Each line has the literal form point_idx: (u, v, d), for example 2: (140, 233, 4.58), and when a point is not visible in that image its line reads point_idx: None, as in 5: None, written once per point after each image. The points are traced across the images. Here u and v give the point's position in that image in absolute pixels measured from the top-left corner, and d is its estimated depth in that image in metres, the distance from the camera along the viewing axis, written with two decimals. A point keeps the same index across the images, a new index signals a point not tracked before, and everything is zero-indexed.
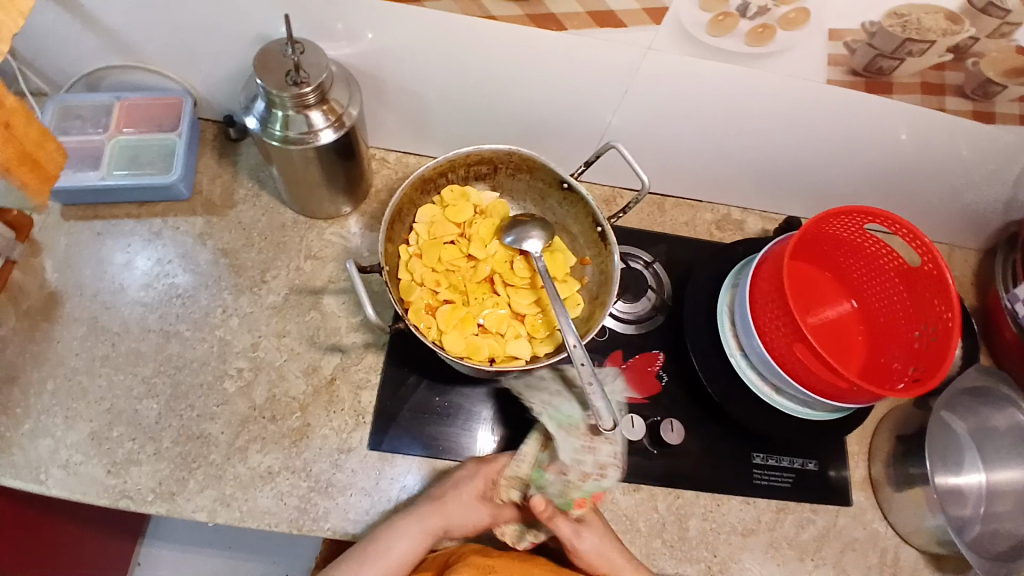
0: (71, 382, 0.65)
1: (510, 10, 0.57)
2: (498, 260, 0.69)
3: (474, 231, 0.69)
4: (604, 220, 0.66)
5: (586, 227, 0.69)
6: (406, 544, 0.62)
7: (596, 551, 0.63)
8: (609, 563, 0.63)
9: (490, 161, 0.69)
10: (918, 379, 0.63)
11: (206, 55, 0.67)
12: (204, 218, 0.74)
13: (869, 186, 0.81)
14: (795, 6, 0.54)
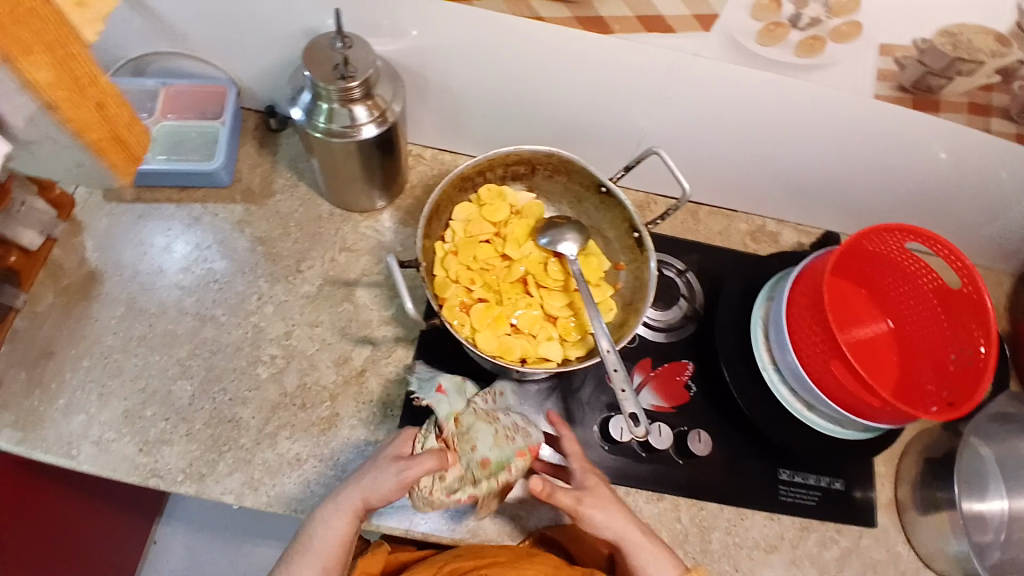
0: (107, 360, 0.67)
1: (558, 11, 0.58)
2: (533, 261, 0.70)
3: (510, 231, 0.70)
4: (642, 226, 0.66)
5: (622, 232, 0.71)
6: (340, 525, 0.57)
7: (594, 518, 0.60)
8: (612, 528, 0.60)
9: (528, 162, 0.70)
10: (951, 405, 0.63)
11: (253, 44, 0.68)
12: (243, 206, 0.75)
13: (907, 205, 0.80)
14: (847, 19, 0.54)
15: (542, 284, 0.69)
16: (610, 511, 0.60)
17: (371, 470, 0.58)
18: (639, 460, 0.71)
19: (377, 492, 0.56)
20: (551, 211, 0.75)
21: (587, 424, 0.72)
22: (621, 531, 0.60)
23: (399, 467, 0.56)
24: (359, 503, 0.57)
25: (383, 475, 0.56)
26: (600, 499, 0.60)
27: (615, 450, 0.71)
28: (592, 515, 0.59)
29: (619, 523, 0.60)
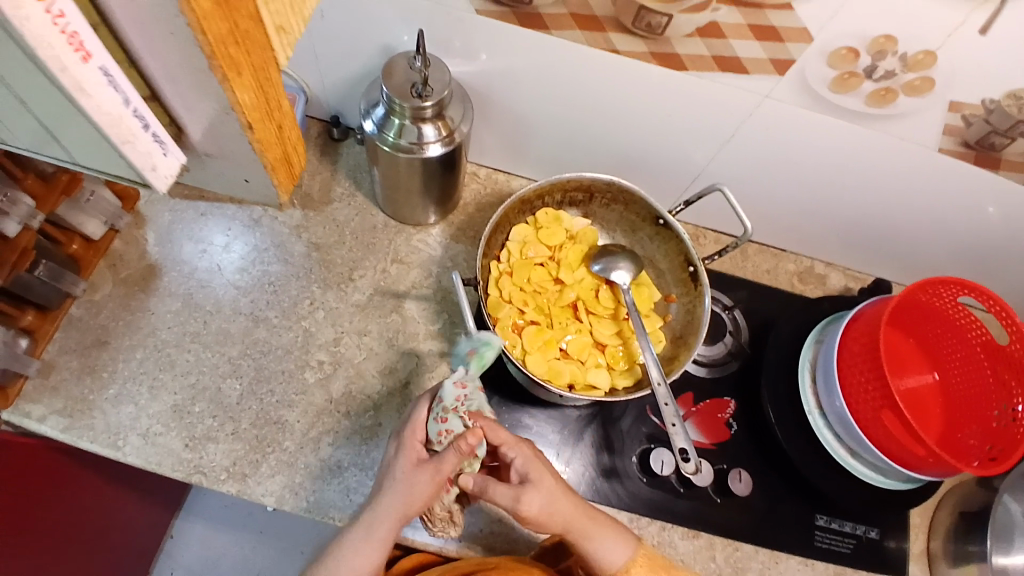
0: (160, 353, 0.68)
1: (635, 46, 0.58)
2: (585, 288, 0.72)
3: (565, 257, 0.72)
4: (698, 260, 0.68)
5: (676, 265, 0.72)
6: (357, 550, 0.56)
7: (544, 508, 0.57)
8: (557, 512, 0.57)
9: (586, 189, 0.72)
10: (997, 459, 0.62)
11: (328, 56, 0.70)
12: (301, 212, 0.76)
13: (957, 259, 0.80)
14: (921, 74, 0.54)
15: (593, 313, 0.71)
16: (557, 492, 0.58)
17: (396, 487, 0.55)
18: (677, 496, 0.71)
19: (410, 505, 0.55)
20: (604, 238, 0.77)
21: (626, 454, 0.72)
22: (569, 515, 0.58)
23: (428, 476, 0.55)
24: (391, 526, 0.55)
25: (416, 486, 0.55)
26: (545, 477, 0.58)
27: (654, 484, 0.71)
28: (536, 495, 0.57)
29: (556, 503, 0.58)
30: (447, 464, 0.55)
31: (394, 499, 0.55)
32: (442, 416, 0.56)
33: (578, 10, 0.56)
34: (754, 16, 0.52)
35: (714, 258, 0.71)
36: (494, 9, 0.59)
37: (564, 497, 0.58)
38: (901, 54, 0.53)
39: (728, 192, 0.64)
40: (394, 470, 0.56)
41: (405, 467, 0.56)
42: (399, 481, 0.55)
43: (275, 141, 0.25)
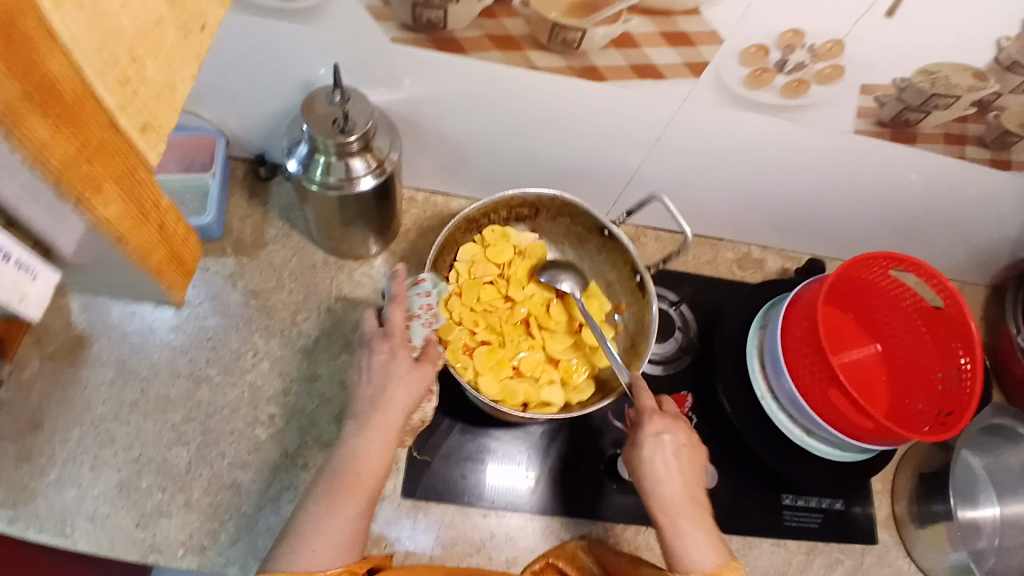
0: (98, 430, 0.65)
1: (554, 61, 0.58)
2: (537, 305, 0.72)
3: (515, 272, 0.72)
4: (644, 270, 0.69)
5: (624, 275, 0.73)
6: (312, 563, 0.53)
7: (666, 470, 0.56)
8: (671, 479, 0.56)
9: (532, 204, 0.71)
10: (945, 423, 0.65)
11: (243, 98, 0.67)
12: (235, 258, 0.73)
13: (886, 230, 0.84)
14: (831, 62, 0.56)
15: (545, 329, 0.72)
16: (678, 468, 0.56)
17: (398, 383, 0.57)
18: None
19: (413, 395, 0.58)
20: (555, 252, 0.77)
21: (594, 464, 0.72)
22: (674, 495, 0.55)
23: (428, 365, 0.60)
24: (398, 419, 0.57)
25: (417, 378, 0.58)
26: (682, 455, 0.57)
27: (624, 488, 0.72)
28: (662, 456, 0.56)
29: (673, 473, 0.56)
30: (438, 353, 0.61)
31: (397, 394, 0.57)
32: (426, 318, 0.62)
33: (494, 31, 0.56)
34: (665, 24, 0.53)
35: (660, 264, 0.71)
36: (409, 37, 0.57)
37: (682, 476, 0.56)
38: (810, 47, 0.54)
39: (665, 199, 0.65)
40: (386, 372, 0.58)
41: (402, 366, 0.58)
42: (399, 377, 0.58)
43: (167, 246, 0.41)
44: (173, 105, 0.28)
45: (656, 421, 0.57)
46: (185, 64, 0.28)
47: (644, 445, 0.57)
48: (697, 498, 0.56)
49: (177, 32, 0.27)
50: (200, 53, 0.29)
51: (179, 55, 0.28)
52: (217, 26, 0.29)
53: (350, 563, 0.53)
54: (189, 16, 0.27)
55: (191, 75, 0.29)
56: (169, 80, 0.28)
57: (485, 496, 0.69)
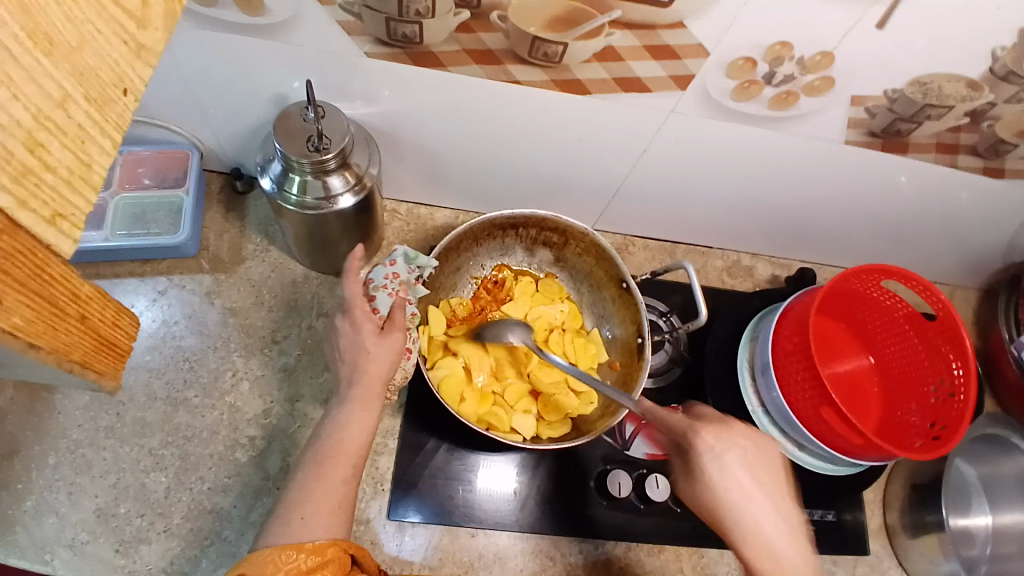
0: (74, 456, 0.64)
1: (536, 75, 0.56)
2: (537, 330, 0.74)
3: (518, 290, 0.75)
4: (647, 333, 0.69)
5: (629, 331, 0.73)
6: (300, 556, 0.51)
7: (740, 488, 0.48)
8: (744, 496, 0.48)
9: (563, 232, 0.72)
10: (937, 437, 0.64)
11: (217, 111, 0.65)
12: (212, 276, 0.73)
13: (875, 237, 0.82)
14: (820, 75, 0.54)
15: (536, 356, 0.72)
16: (754, 485, 0.49)
17: (371, 357, 0.56)
18: (637, 513, 0.71)
19: (388, 368, 0.56)
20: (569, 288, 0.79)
21: (583, 480, 0.71)
22: (763, 520, 0.48)
23: (397, 334, 0.57)
24: (377, 391, 0.56)
25: (390, 349, 0.57)
26: (754, 469, 0.49)
27: (613, 505, 0.71)
28: (733, 475, 0.49)
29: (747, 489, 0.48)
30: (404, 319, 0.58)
31: (372, 367, 0.56)
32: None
33: (472, 45, 0.54)
34: (648, 37, 0.51)
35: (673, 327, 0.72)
36: (384, 51, 0.55)
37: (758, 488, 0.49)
38: (798, 58, 0.52)
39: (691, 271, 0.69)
40: (356, 346, 0.56)
41: (370, 339, 0.56)
42: (371, 351, 0.56)
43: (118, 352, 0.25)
44: (90, 188, 0.20)
45: (707, 433, 0.50)
46: (104, 140, 0.20)
47: (706, 468, 0.49)
48: (790, 517, 0.49)
49: (91, 108, 0.19)
50: (121, 123, 0.21)
51: (98, 117, 0.20)
52: (142, 85, 0.22)
53: (339, 538, 0.51)
54: (102, 80, 0.20)
55: (112, 140, 0.20)
56: (78, 157, 0.19)
57: (472, 516, 0.68)
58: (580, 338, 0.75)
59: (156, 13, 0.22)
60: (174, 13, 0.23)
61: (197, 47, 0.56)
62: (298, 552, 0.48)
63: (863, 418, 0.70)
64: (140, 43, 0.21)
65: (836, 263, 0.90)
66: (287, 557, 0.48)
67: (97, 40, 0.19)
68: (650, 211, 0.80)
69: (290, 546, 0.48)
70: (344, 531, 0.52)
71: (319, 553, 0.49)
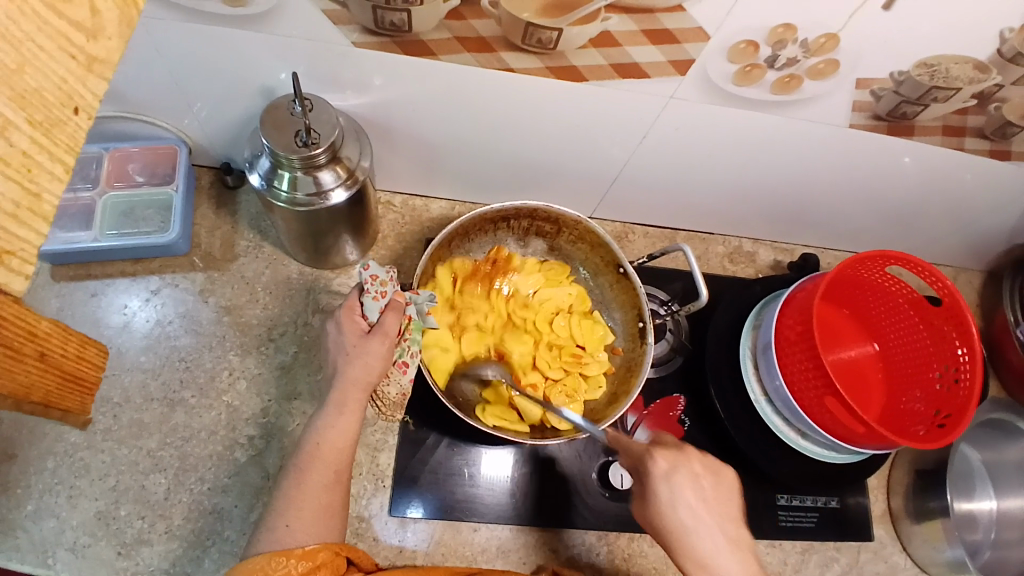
0: (72, 459, 0.63)
1: (531, 63, 0.54)
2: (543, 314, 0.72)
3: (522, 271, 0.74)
4: (648, 315, 0.69)
5: (630, 318, 0.73)
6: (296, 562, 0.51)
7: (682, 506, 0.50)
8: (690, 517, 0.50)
9: (556, 221, 0.72)
10: (942, 424, 0.63)
11: (202, 105, 0.64)
12: (205, 273, 0.72)
13: (878, 221, 0.81)
14: (825, 57, 0.52)
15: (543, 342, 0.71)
16: (710, 515, 0.50)
17: (350, 359, 0.56)
18: None
19: (369, 372, 0.56)
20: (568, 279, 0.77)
21: (585, 472, 0.71)
22: (716, 547, 0.49)
23: (378, 341, 0.56)
24: (357, 395, 0.55)
25: (370, 353, 0.56)
26: (708, 499, 0.51)
27: (616, 497, 0.70)
28: (683, 503, 0.50)
29: (695, 508, 0.50)
30: (393, 326, 0.56)
31: (352, 370, 0.55)
32: (377, 292, 0.57)
33: (463, 33, 0.52)
34: (645, 21, 0.49)
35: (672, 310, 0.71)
36: (372, 40, 0.53)
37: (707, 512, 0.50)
38: (802, 41, 0.51)
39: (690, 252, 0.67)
40: (340, 347, 0.56)
41: (351, 340, 0.56)
42: (351, 353, 0.56)
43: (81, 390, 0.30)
44: (40, 219, 0.21)
45: (662, 459, 0.52)
46: (55, 165, 0.22)
47: (657, 492, 0.51)
48: (745, 551, 0.50)
49: (36, 132, 0.21)
50: (73, 143, 0.22)
51: (47, 142, 0.21)
52: (95, 99, 0.23)
53: (331, 542, 0.52)
54: (47, 102, 0.21)
55: (64, 164, 0.22)
56: (25, 188, 0.21)
57: (474, 511, 0.68)
58: (585, 320, 0.73)
59: (109, 22, 0.23)
60: (129, 21, 0.24)
61: (178, 39, 0.54)
62: (286, 559, 0.49)
63: (866, 405, 0.70)
64: (91, 56, 0.22)
65: (839, 247, 0.89)
66: (276, 564, 0.49)
67: (42, 60, 0.20)
68: (649, 199, 0.79)
69: (280, 552, 0.49)
70: (336, 533, 0.53)
71: (309, 557, 0.50)
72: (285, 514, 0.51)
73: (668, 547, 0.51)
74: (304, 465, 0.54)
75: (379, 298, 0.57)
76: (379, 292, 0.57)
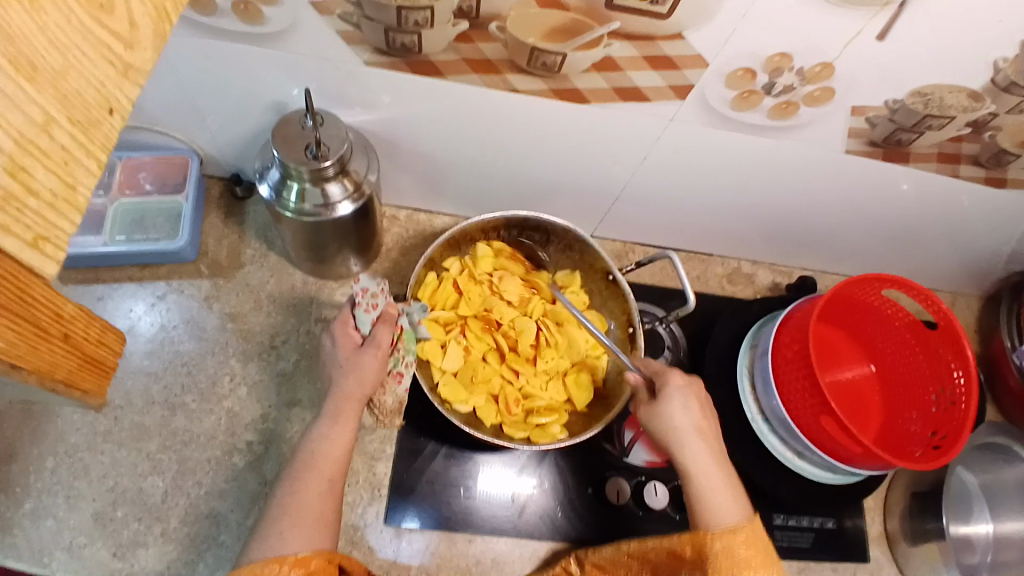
0: (72, 459, 0.64)
1: (535, 84, 0.56)
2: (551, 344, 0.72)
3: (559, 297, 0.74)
4: (637, 321, 0.69)
5: (621, 322, 0.73)
6: None
7: (669, 408, 0.57)
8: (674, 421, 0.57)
9: (544, 229, 0.72)
10: (938, 445, 0.63)
11: (216, 117, 0.66)
12: (211, 280, 0.73)
13: (875, 246, 0.82)
14: (821, 85, 0.54)
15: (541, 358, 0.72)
16: (701, 422, 0.57)
17: (344, 373, 0.57)
18: (640, 520, 0.71)
19: (363, 387, 0.57)
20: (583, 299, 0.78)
21: (581, 486, 0.71)
22: (702, 451, 0.55)
23: (371, 354, 0.57)
24: (351, 408, 0.57)
25: (364, 367, 0.57)
26: (696, 406, 0.58)
27: (614, 513, 0.70)
28: (686, 410, 0.57)
29: (686, 419, 0.57)
30: (385, 338, 0.58)
31: (347, 384, 0.57)
32: (368, 304, 0.58)
33: (470, 55, 0.54)
34: (646, 48, 0.51)
35: (665, 320, 0.72)
36: (384, 60, 0.55)
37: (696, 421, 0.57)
38: (797, 70, 0.52)
39: (674, 256, 0.70)
40: (335, 361, 0.58)
41: (345, 354, 0.58)
42: (345, 366, 0.57)
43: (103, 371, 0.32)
44: (74, 210, 0.22)
45: (677, 376, 0.59)
46: (90, 162, 0.23)
47: (667, 396, 0.58)
48: (723, 464, 0.56)
49: (75, 129, 0.22)
50: (106, 142, 0.24)
51: (84, 139, 0.22)
52: (129, 103, 0.25)
53: (324, 550, 0.52)
54: (87, 103, 0.23)
55: (98, 162, 0.23)
56: (64, 181, 0.22)
57: (470, 522, 0.68)
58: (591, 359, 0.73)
59: (144, 36, 0.25)
60: (161, 34, 0.26)
61: (193, 53, 0.56)
62: (280, 566, 0.49)
63: (862, 427, 0.70)
64: (127, 64, 0.24)
65: (838, 269, 0.90)
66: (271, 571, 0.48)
67: (84, 65, 0.22)
68: (649, 219, 0.80)
69: (273, 560, 0.49)
70: (327, 546, 0.53)
71: (302, 566, 0.50)
72: (280, 523, 0.52)
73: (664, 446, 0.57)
74: (300, 471, 0.55)
75: (371, 310, 0.58)
76: (371, 305, 0.59)
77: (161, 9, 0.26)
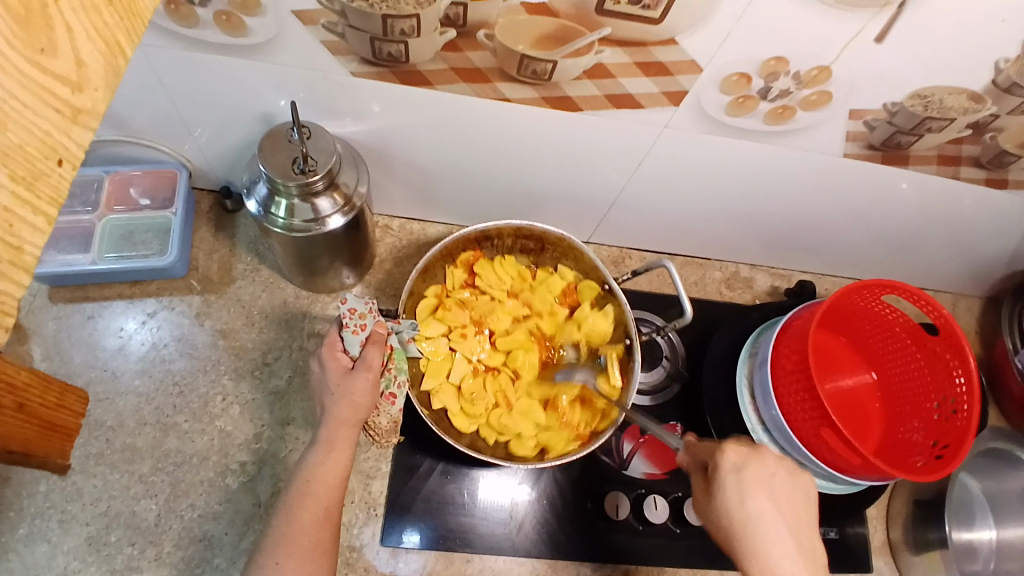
0: (64, 483, 0.63)
1: (526, 93, 0.55)
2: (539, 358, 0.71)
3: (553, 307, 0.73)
4: (632, 332, 0.68)
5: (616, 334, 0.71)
6: None
7: (744, 501, 0.45)
8: (757, 518, 0.45)
9: (539, 238, 0.71)
10: (941, 456, 0.62)
11: (205, 131, 0.65)
12: (202, 296, 0.72)
13: (875, 249, 0.81)
14: (817, 89, 0.52)
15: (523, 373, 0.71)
16: (777, 514, 0.45)
17: (336, 397, 0.56)
18: (638, 534, 0.70)
19: (357, 410, 0.56)
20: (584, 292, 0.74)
21: (581, 501, 0.70)
22: (786, 560, 0.44)
23: (362, 376, 0.56)
24: (347, 432, 0.56)
25: (356, 390, 0.56)
26: (780, 498, 0.46)
27: (612, 528, 0.69)
28: (753, 499, 0.45)
29: (768, 514, 0.45)
30: (376, 359, 0.56)
31: (339, 409, 0.56)
32: (357, 324, 0.58)
33: (459, 64, 0.53)
34: (640, 53, 0.49)
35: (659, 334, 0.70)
36: (370, 70, 0.54)
37: (780, 517, 0.45)
38: (795, 73, 0.51)
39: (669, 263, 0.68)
40: (325, 386, 0.57)
41: (335, 378, 0.56)
42: (336, 392, 0.56)
43: (59, 434, 0.61)
44: (22, 271, 0.24)
45: (733, 451, 0.47)
46: (38, 217, 0.24)
47: (724, 485, 0.46)
48: (815, 568, 0.44)
49: (17, 186, 0.23)
50: (56, 195, 0.25)
51: (28, 195, 0.24)
52: (77, 149, 0.26)
53: None
54: (30, 156, 0.24)
55: (46, 217, 0.25)
56: (8, 244, 0.24)
57: (469, 540, 0.67)
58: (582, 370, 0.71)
59: (94, 72, 0.26)
60: (115, 70, 0.27)
61: (177, 67, 0.55)
62: None
63: (864, 436, 0.69)
64: (75, 107, 0.25)
65: (837, 273, 0.89)
66: None
67: (26, 117, 0.23)
68: (646, 225, 0.79)
69: None
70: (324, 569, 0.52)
71: None
72: (275, 552, 0.51)
73: (736, 554, 0.45)
74: (293, 494, 0.54)
75: (359, 330, 0.58)
76: (359, 326, 0.58)
77: (113, 45, 0.27)
